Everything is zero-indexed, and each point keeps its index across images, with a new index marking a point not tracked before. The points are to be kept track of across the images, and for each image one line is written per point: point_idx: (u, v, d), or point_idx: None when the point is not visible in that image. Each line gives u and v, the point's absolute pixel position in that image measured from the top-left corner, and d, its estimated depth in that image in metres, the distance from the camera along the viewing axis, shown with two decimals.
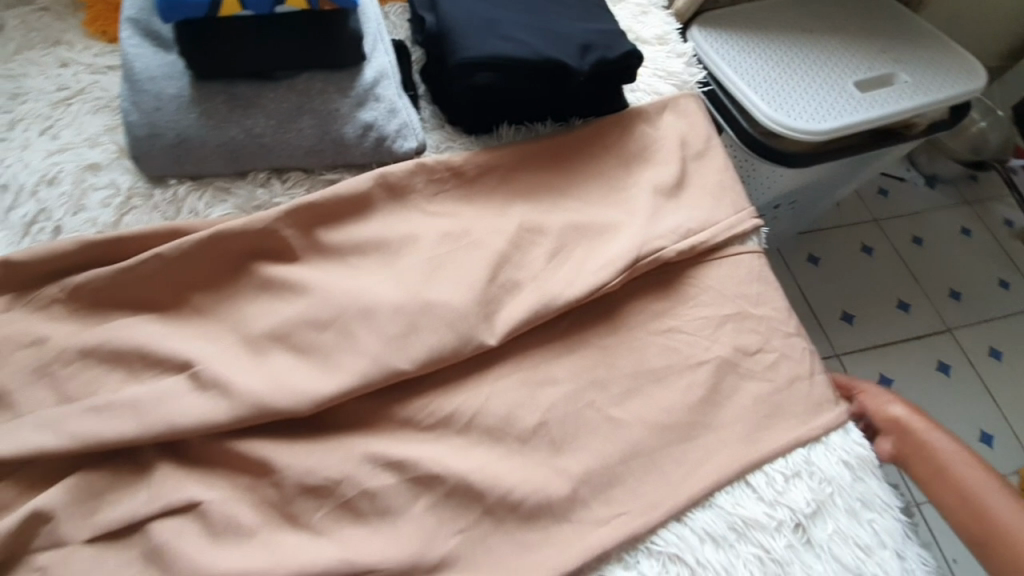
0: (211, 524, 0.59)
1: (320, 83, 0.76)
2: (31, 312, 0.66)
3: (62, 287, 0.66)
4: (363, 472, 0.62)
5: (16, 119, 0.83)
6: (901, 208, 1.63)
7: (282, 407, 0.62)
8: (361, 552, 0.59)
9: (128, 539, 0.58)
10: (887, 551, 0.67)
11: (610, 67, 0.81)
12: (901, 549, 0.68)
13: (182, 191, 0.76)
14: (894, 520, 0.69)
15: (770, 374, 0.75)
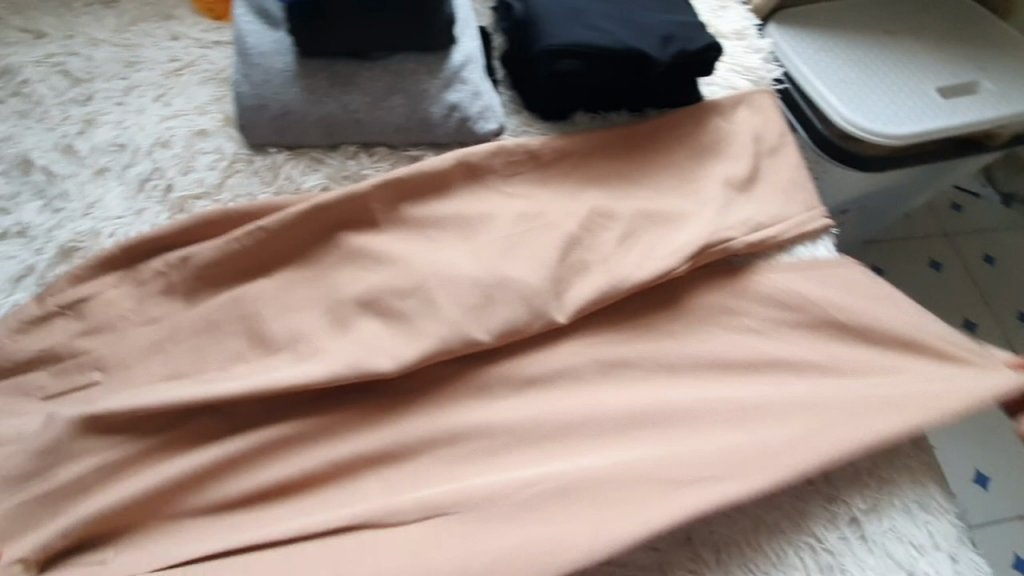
0: (296, 464, 0.65)
1: (412, 64, 0.82)
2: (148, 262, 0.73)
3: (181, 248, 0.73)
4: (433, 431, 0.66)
5: (133, 86, 0.91)
6: (973, 225, 1.56)
7: (366, 364, 0.67)
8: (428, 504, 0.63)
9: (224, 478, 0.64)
10: (941, 552, 0.67)
11: (690, 59, 0.82)
12: (957, 553, 0.67)
13: (281, 160, 0.82)
14: (951, 524, 0.69)
15: (833, 373, 0.75)
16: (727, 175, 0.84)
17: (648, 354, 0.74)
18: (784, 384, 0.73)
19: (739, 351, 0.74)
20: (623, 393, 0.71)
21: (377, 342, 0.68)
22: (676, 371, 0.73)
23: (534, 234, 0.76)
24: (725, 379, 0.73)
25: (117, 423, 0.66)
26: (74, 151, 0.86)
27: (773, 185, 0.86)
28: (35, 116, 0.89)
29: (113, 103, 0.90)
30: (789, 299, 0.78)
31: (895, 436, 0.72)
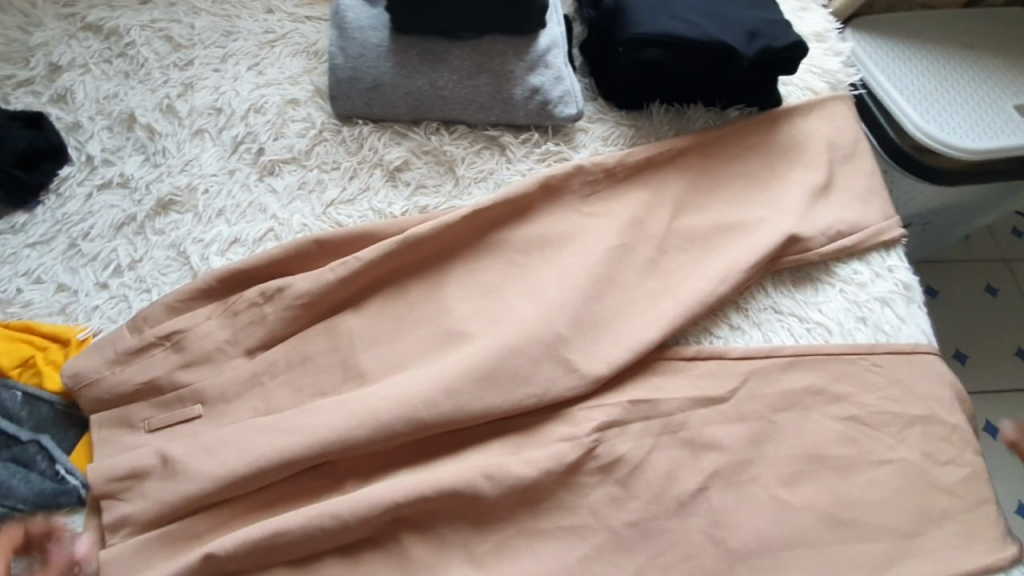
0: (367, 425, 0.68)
1: (501, 45, 0.85)
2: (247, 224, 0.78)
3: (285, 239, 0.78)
4: (497, 405, 0.68)
5: (229, 54, 0.96)
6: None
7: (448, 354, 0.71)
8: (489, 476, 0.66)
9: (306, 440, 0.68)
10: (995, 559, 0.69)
11: (774, 56, 0.83)
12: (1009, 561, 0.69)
13: (366, 131, 0.86)
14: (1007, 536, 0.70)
15: (894, 379, 0.75)
16: (803, 179, 0.85)
17: (710, 346, 0.76)
18: (843, 386, 0.75)
19: (803, 347, 0.76)
20: (685, 380, 0.74)
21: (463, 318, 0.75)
22: (739, 364, 0.75)
23: (608, 229, 0.80)
24: (785, 379, 0.75)
25: (217, 366, 0.72)
26: (174, 111, 0.92)
27: (846, 191, 0.86)
28: (139, 77, 0.95)
29: (210, 69, 0.95)
30: (858, 305, 0.80)
31: (962, 452, 0.73)
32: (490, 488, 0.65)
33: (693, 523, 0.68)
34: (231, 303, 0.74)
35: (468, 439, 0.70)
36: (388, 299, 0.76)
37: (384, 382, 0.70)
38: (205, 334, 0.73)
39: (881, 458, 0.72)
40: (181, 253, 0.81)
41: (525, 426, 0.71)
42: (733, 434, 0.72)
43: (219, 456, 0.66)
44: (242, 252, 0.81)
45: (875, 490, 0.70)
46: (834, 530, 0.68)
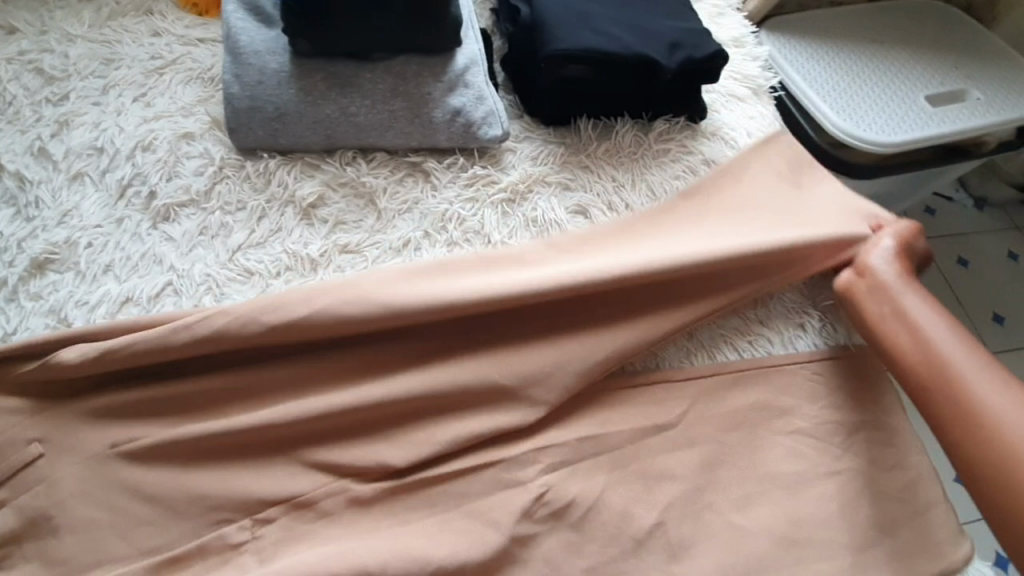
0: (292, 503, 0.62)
1: (415, 67, 0.79)
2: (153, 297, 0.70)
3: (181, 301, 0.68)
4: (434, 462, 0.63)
5: (111, 85, 0.85)
6: (945, 229, 1.60)
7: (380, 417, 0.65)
8: (429, 549, 0.60)
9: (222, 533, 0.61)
10: (943, 552, 0.70)
11: (695, 67, 0.81)
12: (957, 552, 0.70)
13: (273, 165, 0.78)
14: (952, 524, 0.72)
15: (834, 387, 0.76)
16: (733, 188, 0.84)
17: (655, 371, 0.74)
18: (791, 398, 0.74)
19: (747, 362, 0.75)
20: (633, 409, 0.72)
21: (394, 357, 0.69)
22: (685, 385, 0.73)
23: (543, 251, 0.77)
24: (730, 398, 0.74)
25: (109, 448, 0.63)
26: (48, 154, 0.80)
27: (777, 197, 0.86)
28: (5, 117, 0.82)
29: (90, 103, 0.84)
30: (795, 313, 0.79)
31: (903, 455, 0.74)
32: (432, 563, 0.59)
33: (649, 560, 0.66)
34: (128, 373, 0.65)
35: (409, 499, 0.64)
36: None
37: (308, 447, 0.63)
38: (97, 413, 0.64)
39: (827, 470, 0.72)
40: (63, 319, 0.70)
41: (469, 479, 0.65)
42: (684, 461, 0.70)
43: None
44: (136, 312, 0.71)
45: (824, 504, 0.70)
46: (786, 550, 0.68)
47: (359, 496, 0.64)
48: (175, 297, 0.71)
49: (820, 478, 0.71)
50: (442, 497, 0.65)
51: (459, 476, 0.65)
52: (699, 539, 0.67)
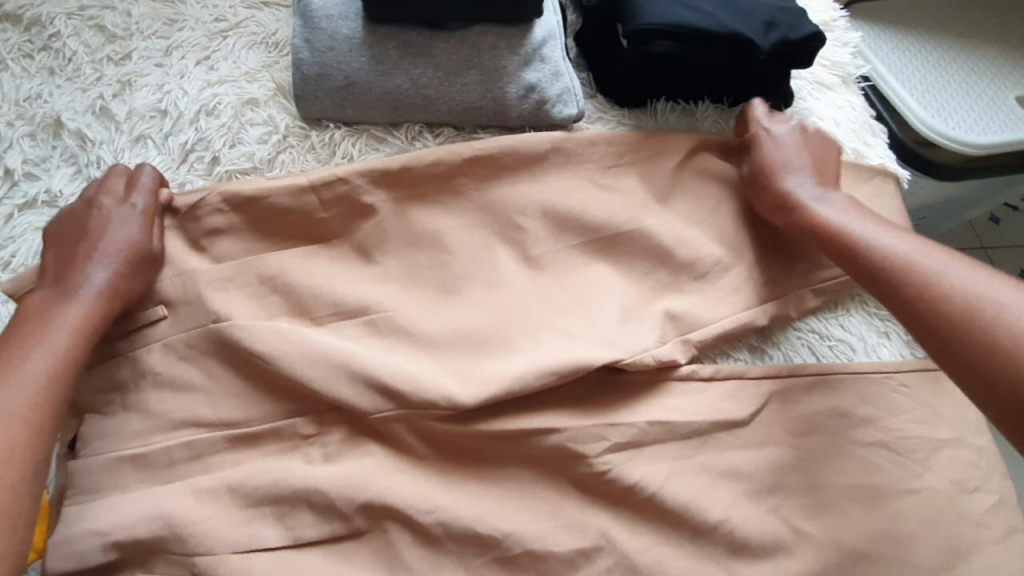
0: (341, 486, 0.59)
1: (491, 37, 0.75)
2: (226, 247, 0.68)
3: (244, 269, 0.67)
4: None
5: (174, 46, 0.83)
6: (1010, 240, 1.51)
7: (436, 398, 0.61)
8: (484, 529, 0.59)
9: (275, 506, 0.59)
10: None
11: (791, 50, 0.76)
12: None
13: (338, 136, 0.75)
14: None
15: (921, 399, 0.70)
16: None
17: (728, 366, 0.69)
18: (875, 406, 0.69)
19: (828, 367, 0.70)
20: (705, 406, 0.67)
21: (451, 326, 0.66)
22: (759, 385, 0.69)
23: (609, 220, 0.73)
24: (807, 402, 0.69)
25: (166, 406, 0.62)
26: (110, 113, 0.79)
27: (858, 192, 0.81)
28: (68, 75, 0.81)
29: (152, 64, 0.82)
30: (875, 319, 0.74)
31: (989, 478, 0.68)
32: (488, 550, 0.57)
33: (709, 563, 0.62)
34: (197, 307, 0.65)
35: (462, 473, 0.62)
36: (365, 328, 0.66)
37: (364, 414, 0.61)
38: (154, 370, 0.63)
39: (909, 487, 0.66)
40: None
41: (521, 467, 0.63)
42: (753, 462, 0.66)
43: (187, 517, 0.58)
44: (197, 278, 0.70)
45: (904, 523, 0.65)
46: (858, 566, 0.63)
47: (415, 422, 0.62)
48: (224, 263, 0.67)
49: (907, 496, 0.66)
50: (492, 483, 0.62)
51: (515, 461, 0.63)
52: (769, 548, 0.63)
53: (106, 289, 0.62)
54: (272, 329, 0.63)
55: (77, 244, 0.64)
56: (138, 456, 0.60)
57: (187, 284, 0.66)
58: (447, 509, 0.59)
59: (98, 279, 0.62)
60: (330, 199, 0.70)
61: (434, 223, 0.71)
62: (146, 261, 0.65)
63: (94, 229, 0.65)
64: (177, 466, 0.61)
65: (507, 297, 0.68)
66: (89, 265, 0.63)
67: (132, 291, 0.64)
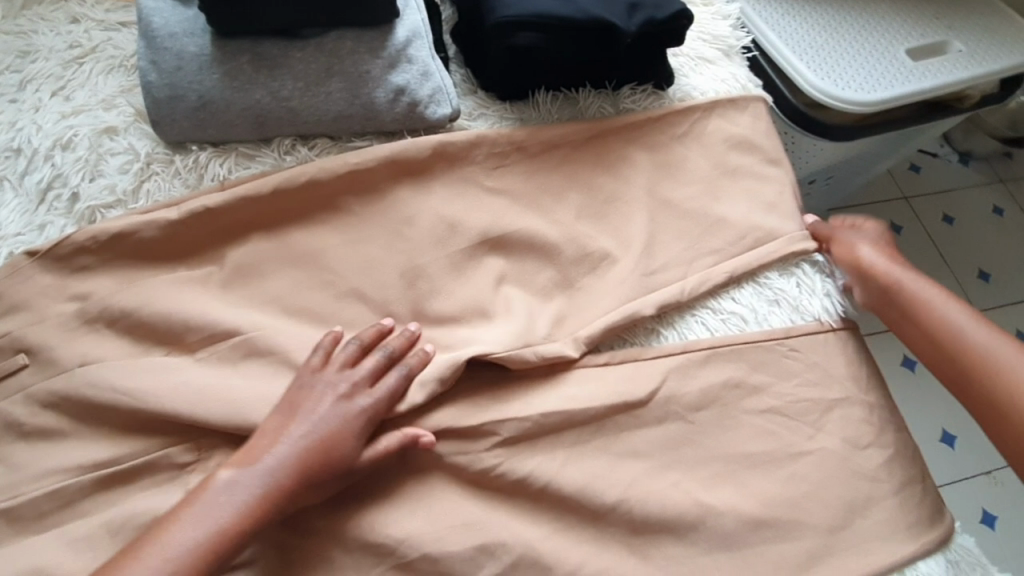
0: None
1: (351, 42, 0.72)
2: (96, 274, 0.65)
3: (114, 305, 0.63)
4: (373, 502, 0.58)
5: (27, 79, 0.78)
6: (930, 187, 1.43)
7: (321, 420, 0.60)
8: (379, 545, 0.59)
9: None
10: (920, 523, 0.67)
11: (658, 29, 0.75)
12: (933, 518, 0.68)
13: (204, 158, 0.72)
14: (927, 491, 0.70)
15: (810, 359, 0.72)
16: (700, 161, 0.80)
17: (624, 351, 0.70)
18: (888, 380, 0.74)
19: (720, 340, 0.71)
20: (603, 390, 0.67)
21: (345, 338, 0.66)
22: (656, 365, 0.69)
23: (493, 217, 0.72)
24: (703, 375, 0.70)
25: (36, 458, 0.58)
26: None
27: (745, 161, 0.81)
28: None
29: (4, 100, 0.77)
30: (765, 288, 0.75)
31: (882, 432, 0.70)
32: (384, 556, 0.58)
33: (613, 544, 0.63)
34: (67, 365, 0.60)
35: (354, 493, 0.61)
36: (247, 356, 0.63)
37: None
38: (20, 420, 0.59)
39: (802, 449, 0.68)
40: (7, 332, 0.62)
41: (414, 479, 0.62)
42: (651, 439, 0.67)
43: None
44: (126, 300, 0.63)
45: (799, 484, 0.66)
46: (759, 530, 0.64)
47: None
48: (91, 300, 0.63)
49: (803, 457, 0.68)
50: (387, 494, 0.61)
51: (406, 467, 0.62)
52: (673, 526, 0.64)
53: (312, 448, 0.56)
54: (143, 365, 0.61)
55: (296, 403, 0.58)
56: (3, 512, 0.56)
57: (52, 328, 0.62)
58: (342, 526, 0.59)
59: (282, 454, 0.55)
60: (195, 223, 0.67)
61: (313, 240, 0.69)
62: (361, 428, 0.59)
63: (333, 393, 0.59)
64: (48, 513, 0.56)
65: (393, 313, 0.68)
66: (276, 439, 0.56)
67: (346, 459, 0.57)
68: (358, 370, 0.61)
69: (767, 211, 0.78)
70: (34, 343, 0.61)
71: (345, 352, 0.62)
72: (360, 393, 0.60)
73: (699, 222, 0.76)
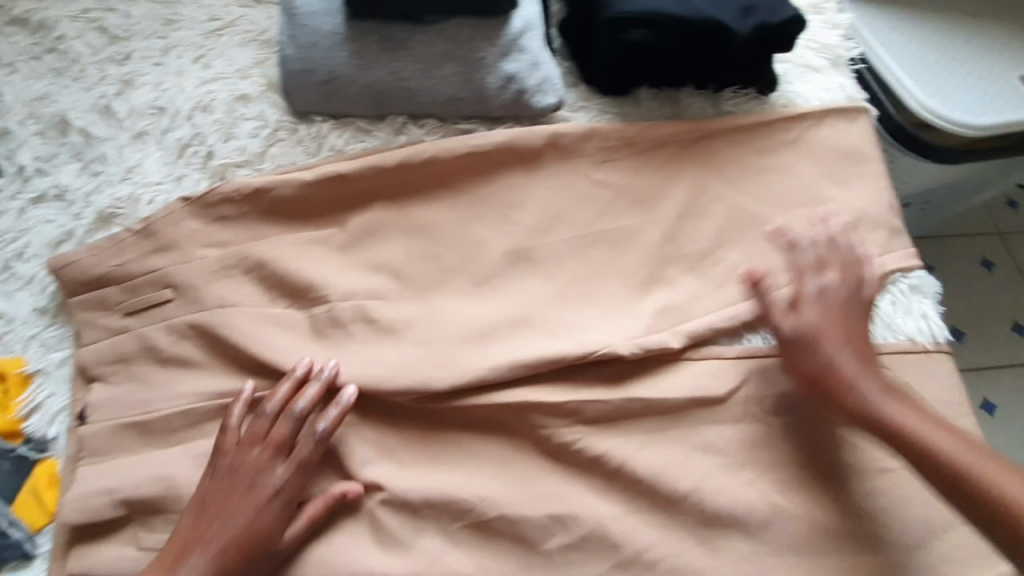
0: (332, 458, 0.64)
1: (469, 29, 0.76)
2: (229, 227, 0.73)
3: (248, 258, 0.71)
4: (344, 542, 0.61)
5: (172, 46, 0.87)
6: None
7: (417, 377, 0.65)
8: (460, 498, 0.63)
9: None
10: None
11: (771, 33, 0.75)
12: None
13: (325, 129, 0.78)
14: None
15: (899, 380, 0.70)
16: (799, 170, 0.79)
17: (706, 350, 0.71)
18: (960, 421, 0.70)
19: None
20: (682, 385, 0.69)
21: (279, 381, 0.65)
22: (737, 366, 0.70)
23: (588, 208, 0.76)
24: (785, 382, 0.70)
25: (172, 382, 0.66)
26: (112, 113, 0.83)
27: (846, 176, 0.80)
28: (72, 75, 0.86)
29: (151, 63, 0.86)
30: None
31: None
32: (464, 509, 0.62)
33: (683, 532, 0.64)
34: (205, 304, 0.69)
35: (442, 452, 0.65)
36: (356, 313, 0.68)
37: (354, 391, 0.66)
38: (161, 347, 0.67)
39: (884, 466, 0.67)
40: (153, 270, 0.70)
41: (496, 444, 0.66)
42: (727, 436, 0.67)
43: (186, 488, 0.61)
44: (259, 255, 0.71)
45: (880, 500, 0.65)
46: (833, 541, 0.64)
47: (389, 405, 0.66)
48: (228, 249, 0.71)
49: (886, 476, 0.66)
50: (473, 455, 0.66)
51: (489, 433, 0.67)
52: (744, 523, 0.64)
53: (228, 542, 0.58)
54: (270, 316, 0.68)
55: (219, 499, 0.59)
56: (142, 424, 0.64)
57: (193, 270, 0.70)
58: (430, 477, 0.63)
59: (203, 562, 0.57)
60: (320, 190, 0.74)
61: (421, 215, 0.74)
62: (286, 508, 0.60)
63: (245, 479, 0.60)
64: (179, 432, 0.64)
65: (486, 289, 0.72)
66: (198, 543, 0.58)
67: (270, 541, 0.59)
68: (268, 444, 0.61)
69: (863, 227, 0.77)
70: (176, 281, 0.69)
71: (255, 427, 0.62)
72: (276, 466, 0.61)
73: (793, 232, 0.76)
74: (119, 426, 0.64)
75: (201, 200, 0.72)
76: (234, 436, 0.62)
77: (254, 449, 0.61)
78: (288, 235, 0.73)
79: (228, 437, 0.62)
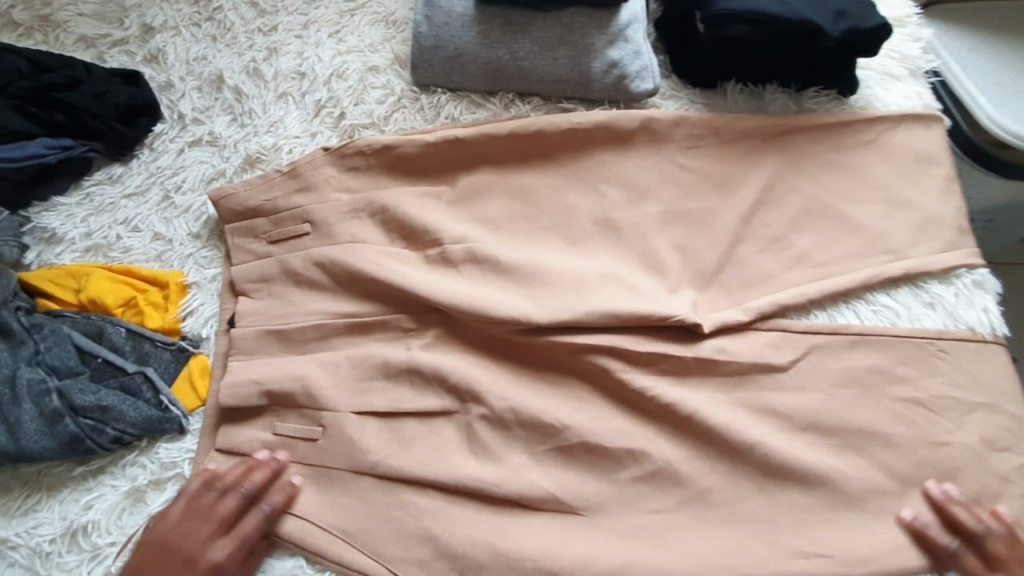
0: (437, 377, 0.74)
1: (584, 18, 0.86)
2: (359, 177, 0.84)
3: (373, 203, 0.82)
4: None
5: (312, 21, 0.99)
6: None
7: (516, 315, 0.74)
8: (546, 423, 0.72)
9: (380, 386, 0.74)
10: None
11: (861, 38, 0.81)
12: None
13: (443, 100, 0.89)
14: None
15: (955, 366, 0.76)
16: (874, 167, 0.85)
17: (774, 322, 0.77)
18: (1014, 407, 0.74)
19: (870, 329, 0.76)
20: (750, 349, 0.75)
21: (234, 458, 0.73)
22: (803, 338, 0.76)
23: (675, 187, 0.83)
24: (847, 356, 0.76)
25: (307, 300, 0.79)
26: (260, 74, 0.95)
27: (920, 177, 0.85)
28: (225, 41, 0.98)
29: (294, 35, 0.98)
30: (923, 292, 0.79)
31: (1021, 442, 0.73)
32: (548, 432, 0.71)
33: (743, 479, 0.71)
34: (336, 240, 0.80)
35: (531, 384, 0.74)
36: (467, 254, 0.78)
37: (459, 323, 0.77)
38: (298, 272, 0.79)
39: (938, 439, 0.72)
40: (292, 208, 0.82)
41: (578, 384, 0.75)
42: (791, 403, 0.73)
43: (315, 389, 0.74)
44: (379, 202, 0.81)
45: (927, 470, 0.71)
46: (882, 501, 0.70)
47: (489, 338, 0.76)
48: (357, 195, 0.83)
49: (935, 449, 0.72)
50: (557, 390, 0.74)
51: (572, 374, 0.75)
52: (802, 477, 0.70)
53: None
54: (392, 253, 0.79)
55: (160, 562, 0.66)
56: (281, 333, 0.77)
57: (328, 209, 0.81)
58: (520, 404, 0.72)
59: None
60: (438, 151, 0.84)
61: (525, 180, 0.84)
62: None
63: (185, 551, 0.66)
64: (309, 343, 0.77)
65: (577, 250, 0.81)
66: None
67: None
68: (210, 519, 0.67)
69: (936, 224, 0.82)
70: (313, 218, 0.81)
71: (204, 499, 0.69)
72: (216, 541, 0.67)
73: (865, 223, 0.81)
74: (264, 333, 0.77)
75: (337, 150, 0.84)
76: (182, 505, 0.68)
77: (198, 522, 0.68)
78: (406, 187, 0.84)
79: (177, 503, 0.69)
